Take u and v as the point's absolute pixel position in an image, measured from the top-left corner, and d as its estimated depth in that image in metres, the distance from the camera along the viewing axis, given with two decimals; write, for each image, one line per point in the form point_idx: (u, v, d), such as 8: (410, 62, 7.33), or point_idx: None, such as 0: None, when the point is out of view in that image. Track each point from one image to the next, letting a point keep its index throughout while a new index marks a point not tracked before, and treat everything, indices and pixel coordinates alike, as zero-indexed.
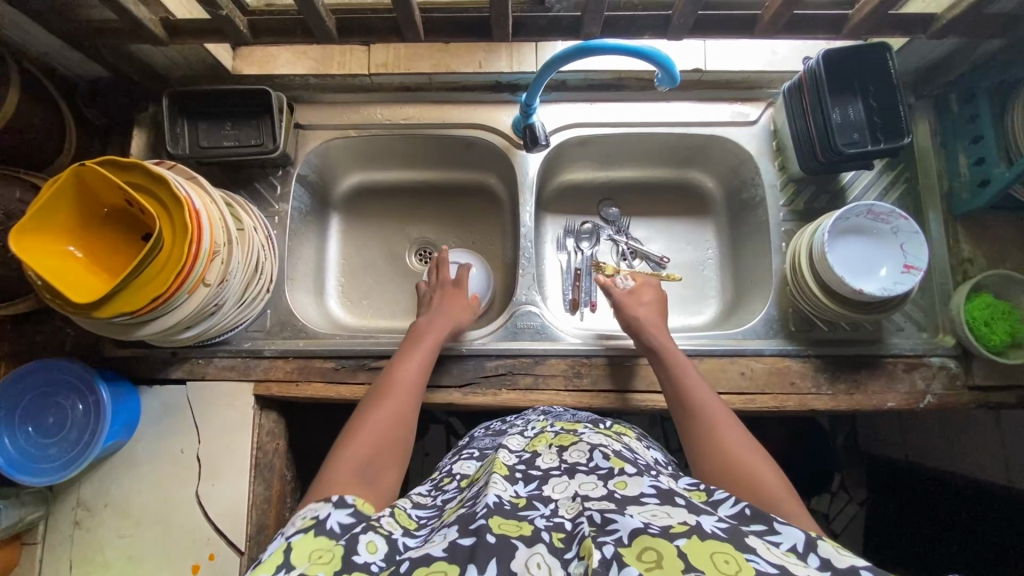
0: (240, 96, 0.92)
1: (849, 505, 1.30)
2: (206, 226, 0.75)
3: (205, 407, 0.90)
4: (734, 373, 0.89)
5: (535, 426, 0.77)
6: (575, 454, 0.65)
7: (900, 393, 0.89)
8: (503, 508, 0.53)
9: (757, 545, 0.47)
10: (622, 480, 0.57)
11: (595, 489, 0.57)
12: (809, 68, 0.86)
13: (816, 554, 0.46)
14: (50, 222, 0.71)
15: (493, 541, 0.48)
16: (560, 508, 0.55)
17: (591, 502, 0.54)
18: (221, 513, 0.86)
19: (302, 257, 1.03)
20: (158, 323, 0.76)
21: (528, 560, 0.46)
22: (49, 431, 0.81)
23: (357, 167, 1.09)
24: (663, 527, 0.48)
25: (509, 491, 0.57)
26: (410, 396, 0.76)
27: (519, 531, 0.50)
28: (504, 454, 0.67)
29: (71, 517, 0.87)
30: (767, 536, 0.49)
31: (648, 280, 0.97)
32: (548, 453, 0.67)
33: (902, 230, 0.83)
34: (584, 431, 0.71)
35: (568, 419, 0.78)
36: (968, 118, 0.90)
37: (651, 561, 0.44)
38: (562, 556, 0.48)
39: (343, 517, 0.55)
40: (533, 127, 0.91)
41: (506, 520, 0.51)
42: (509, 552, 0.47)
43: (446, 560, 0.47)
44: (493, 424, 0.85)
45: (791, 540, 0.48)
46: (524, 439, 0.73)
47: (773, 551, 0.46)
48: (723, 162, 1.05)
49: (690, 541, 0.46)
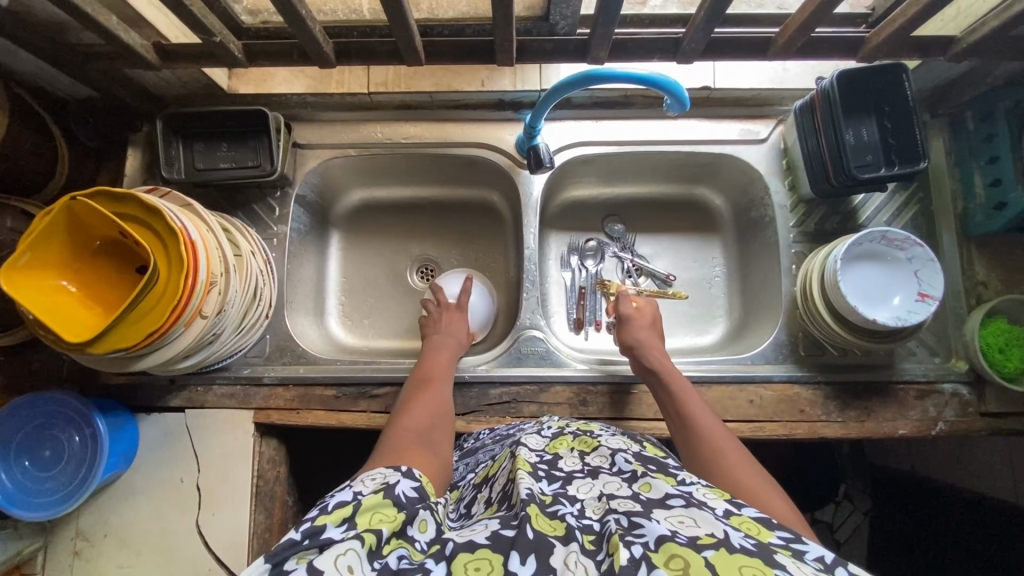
0: (237, 117, 0.89)
1: (853, 514, 1.24)
2: (203, 256, 0.72)
3: (205, 435, 0.89)
4: (743, 402, 0.88)
5: (552, 427, 0.76)
6: (597, 458, 0.64)
7: (911, 420, 0.87)
8: (537, 500, 0.52)
9: (785, 561, 0.43)
10: (646, 482, 0.56)
11: (620, 489, 0.56)
12: (821, 88, 0.83)
13: (846, 569, 0.44)
14: (43, 257, 0.69)
15: (531, 536, 0.47)
16: (587, 508, 0.53)
17: (617, 502, 0.52)
18: (222, 543, 0.85)
19: (302, 278, 1.01)
20: (154, 356, 0.74)
21: (566, 557, 0.45)
22: (47, 465, 0.80)
23: (357, 184, 1.07)
24: (690, 537, 0.45)
25: (536, 486, 0.56)
26: (444, 383, 0.81)
27: (554, 529, 0.49)
28: (524, 451, 0.65)
29: (70, 547, 0.86)
30: (793, 545, 0.47)
31: (647, 301, 0.95)
32: (569, 455, 0.65)
33: (917, 258, 0.82)
34: (603, 436, 0.70)
35: (584, 424, 0.77)
36: (983, 138, 0.88)
37: (680, 568, 0.42)
38: (594, 557, 0.46)
39: (410, 489, 0.53)
40: (537, 148, 0.89)
41: (541, 514, 0.50)
42: (547, 548, 0.46)
43: (489, 548, 0.47)
44: (499, 428, 0.83)
45: (818, 553, 0.46)
46: (542, 439, 0.71)
47: (803, 568, 0.43)
48: (732, 179, 1.02)
49: (718, 553, 0.43)
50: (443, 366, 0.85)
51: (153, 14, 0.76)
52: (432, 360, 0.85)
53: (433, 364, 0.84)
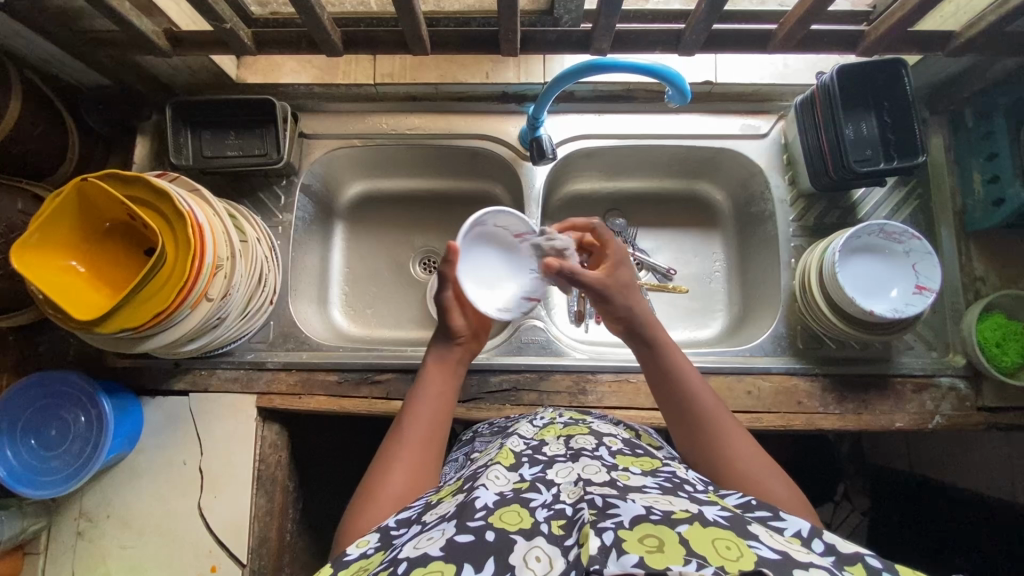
0: (245, 106, 0.91)
1: (852, 515, 1.22)
2: (209, 240, 0.74)
3: (207, 419, 0.90)
4: (741, 392, 0.88)
5: (545, 416, 0.77)
6: (581, 442, 0.65)
7: (908, 413, 0.88)
8: (507, 498, 0.53)
9: (760, 531, 0.46)
10: (626, 473, 0.57)
11: (598, 474, 0.56)
12: (822, 82, 0.84)
13: (821, 539, 0.47)
14: (53, 237, 0.70)
15: (492, 539, 0.47)
16: (562, 492, 0.54)
17: (593, 486, 0.53)
18: (222, 525, 0.86)
19: (306, 266, 1.02)
20: (164, 336, 0.75)
21: (526, 553, 0.45)
22: (52, 444, 0.81)
23: (362, 175, 1.08)
24: (664, 513, 0.47)
25: (510, 480, 0.57)
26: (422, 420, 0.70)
27: (520, 523, 0.49)
28: (512, 441, 0.66)
29: (73, 527, 0.87)
30: (771, 522, 0.50)
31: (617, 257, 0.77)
32: (554, 442, 0.66)
33: (914, 250, 0.83)
34: (593, 423, 0.72)
35: (575, 413, 0.79)
36: (983, 135, 0.89)
37: (653, 545, 0.42)
38: (562, 544, 0.46)
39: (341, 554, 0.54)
40: (539, 140, 0.90)
41: (507, 510, 0.50)
42: (508, 546, 0.46)
43: (442, 559, 0.45)
44: (496, 421, 0.84)
45: (796, 527, 0.49)
46: (533, 428, 0.72)
47: (776, 537, 0.46)
48: (732, 174, 1.03)
49: (692, 528, 0.45)
50: (425, 425, 0.70)
51: (165, 2, 0.77)
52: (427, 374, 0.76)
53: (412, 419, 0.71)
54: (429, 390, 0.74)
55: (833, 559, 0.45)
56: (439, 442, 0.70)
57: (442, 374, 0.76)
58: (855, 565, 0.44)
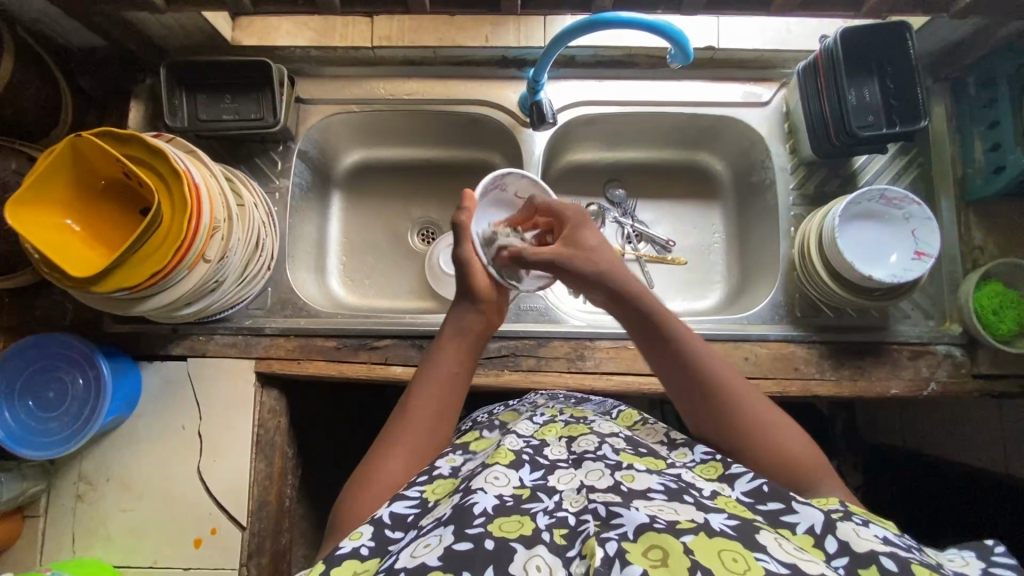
0: (241, 68, 0.90)
1: (844, 490, 1.27)
2: (206, 200, 0.73)
3: (206, 383, 0.90)
4: (738, 358, 0.89)
5: (544, 413, 0.75)
6: (583, 444, 0.64)
7: (903, 380, 0.88)
8: (507, 506, 0.52)
9: (768, 542, 0.46)
10: (629, 474, 0.57)
11: (601, 480, 0.56)
12: (825, 46, 0.84)
13: (834, 537, 0.49)
14: (47, 194, 0.69)
15: (491, 547, 0.47)
16: (564, 501, 0.54)
17: (597, 494, 0.54)
18: (222, 488, 0.87)
19: (303, 234, 1.01)
20: (159, 299, 0.75)
21: (527, 563, 0.46)
22: (50, 406, 0.81)
23: (359, 143, 1.07)
24: (669, 523, 0.48)
25: (513, 482, 0.56)
26: (430, 399, 0.70)
27: (520, 529, 0.49)
28: (510, 439, 0.65)
29: (73, 491, 0.87)
30: (784, 517, 0.52)
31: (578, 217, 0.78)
32: (556, 443, 0.66)
33: (914, 216, 0.83)
34: (594, 422, 0.70)
35: (575, 408, 0.77)
36: (985, 103, 0.89)
37: (657, 558, 0.44)
38: (564, 554, 0.48)
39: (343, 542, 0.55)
40: (540, 104, 0.89)
41: (507, 519, 0.50)
42: (507, 555, 0.47)
43: (441, 570, 0.46)
44: (495, 408, 0.83)
45: (809, 522, 0.51)
46: (531, 425, 0.71)
47: (785, 547, 0.46)
48: (733, 143, 1.03)
49: (697, 538, 0.46)
50: (433, 409, 0.70)
51: None
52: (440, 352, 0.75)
53: (421, 400, 0.70)
54: (441, 368, 0.73)
55: (848, 559, 0.47)
56: (445, 427, 0.70)
57: (458, 349, 0.75)
58: (868, 566, 0.46)
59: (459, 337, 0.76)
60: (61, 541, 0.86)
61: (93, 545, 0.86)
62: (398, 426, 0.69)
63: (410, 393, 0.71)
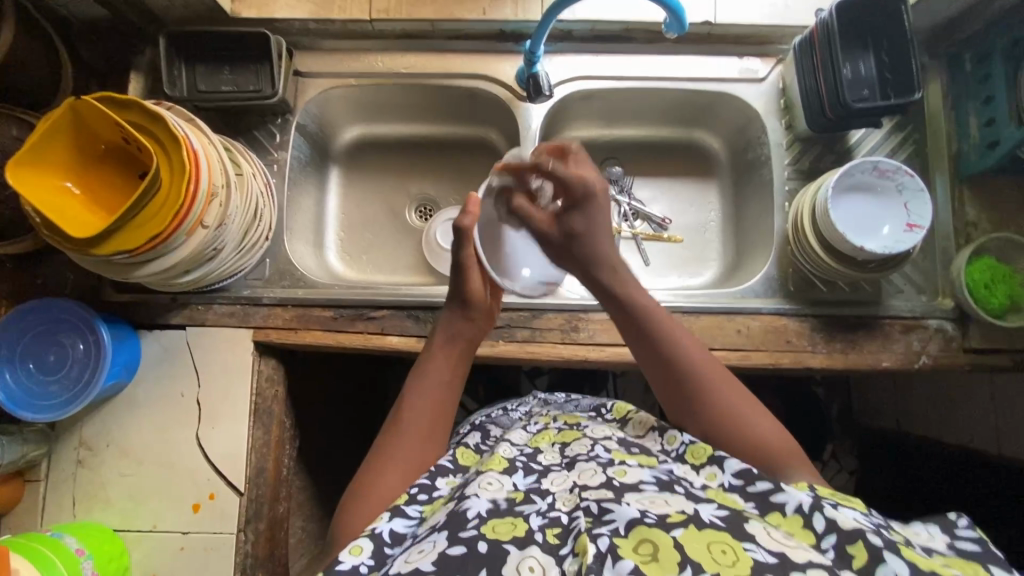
0: (240, 40, 0.90)
1: (839, 474, 1.28)
2: (204, 166, 0.73)
3: (205, 352, 0.91)
4: (731, 331, 0.90)
5: (538, 421, 0.77)
6: (576, 448, 0.65)
7: (895, 354, 0.89)
8: (499, 509, 0.54)
9: (756, 531, 0.47)
10: (622, 469, 0.59)
11: (594, 477, 0.58)
12: (820, 21, 0.84)
13: (822, 516, 0.50)
14: (46, 158, 0.71)
15: (484, 551, 0.49)
16: (557, 501, 0.56)
17: (588, 493, 0.55)
18: (220, 455, 0.88)
19: (302, 208, 1.02)
20: (158, 264, 0.76)
21: (520, 563, 0.48)
22: (50, 369, 0.83)
23: (357, 119, 1.08)
24: (659, 516, 0.49)
25: (507, 488, 0.59)
26: (427, 408, 0.71)
27: (513, 532, 0.51)
28: (504, 447, 0.67)
29: (73, 456, 0.89)
30: (775, 497, 0.54)
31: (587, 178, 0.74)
32: (549, 450, 0.68)
33: (906, 187, 0.84)
34: (587, 427, 0.71)
35: (569, 414, 0.78)
36: (981, 79, 0.89)
37: (647, 554, 0.45)
38: (556, 553, 0.49)
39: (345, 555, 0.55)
40: (537, 77, 0.90)
41: (500, 521, 0.52)
42: (501, 558, 0.48)
43: None
44: (493, 412, 0.86)
45: (797, 501, 0.52)
46: (524, 433, 0.73)
47: (774, 536, 0.47)
48: (729, 120, 1.03)
49: (687, 531, 0.47)
50: (425, 416, 0.70)
51: None
52: (434, 360, 0.75)
53: (411, 410, 0.70)
54: (435, 377, 0.74)
55: (836, 537, 0.48)
56: (440, 433, 0.71)
57: (449, 358, 0.75)
58: (856, 544, 0.47)
59: (449, 344, 0.76)
60: (62, 505, 0.88)
61: (94, 509, 0.88)
62: (390, 435, 0.69)
63: (406, 398, 0.72)
